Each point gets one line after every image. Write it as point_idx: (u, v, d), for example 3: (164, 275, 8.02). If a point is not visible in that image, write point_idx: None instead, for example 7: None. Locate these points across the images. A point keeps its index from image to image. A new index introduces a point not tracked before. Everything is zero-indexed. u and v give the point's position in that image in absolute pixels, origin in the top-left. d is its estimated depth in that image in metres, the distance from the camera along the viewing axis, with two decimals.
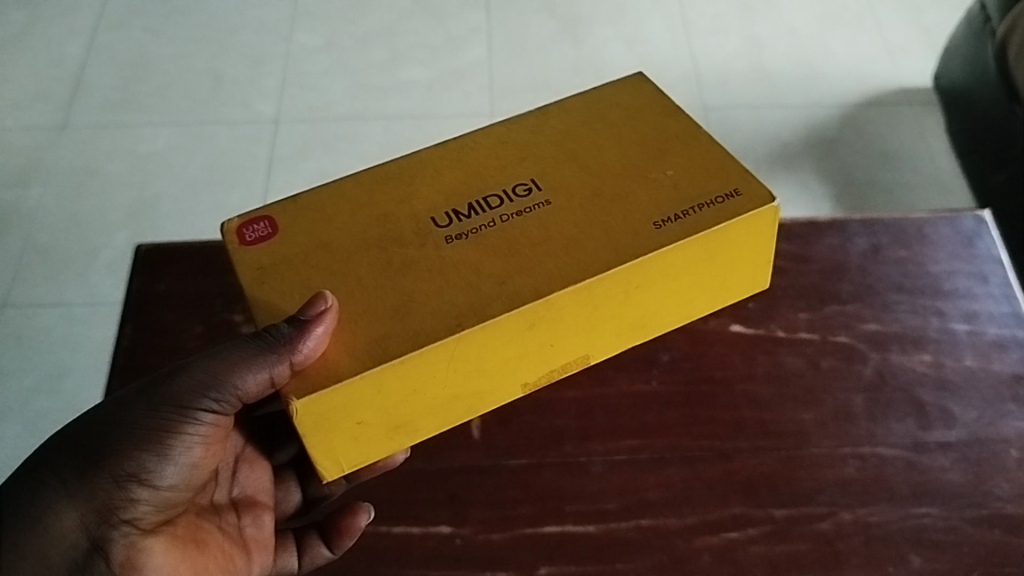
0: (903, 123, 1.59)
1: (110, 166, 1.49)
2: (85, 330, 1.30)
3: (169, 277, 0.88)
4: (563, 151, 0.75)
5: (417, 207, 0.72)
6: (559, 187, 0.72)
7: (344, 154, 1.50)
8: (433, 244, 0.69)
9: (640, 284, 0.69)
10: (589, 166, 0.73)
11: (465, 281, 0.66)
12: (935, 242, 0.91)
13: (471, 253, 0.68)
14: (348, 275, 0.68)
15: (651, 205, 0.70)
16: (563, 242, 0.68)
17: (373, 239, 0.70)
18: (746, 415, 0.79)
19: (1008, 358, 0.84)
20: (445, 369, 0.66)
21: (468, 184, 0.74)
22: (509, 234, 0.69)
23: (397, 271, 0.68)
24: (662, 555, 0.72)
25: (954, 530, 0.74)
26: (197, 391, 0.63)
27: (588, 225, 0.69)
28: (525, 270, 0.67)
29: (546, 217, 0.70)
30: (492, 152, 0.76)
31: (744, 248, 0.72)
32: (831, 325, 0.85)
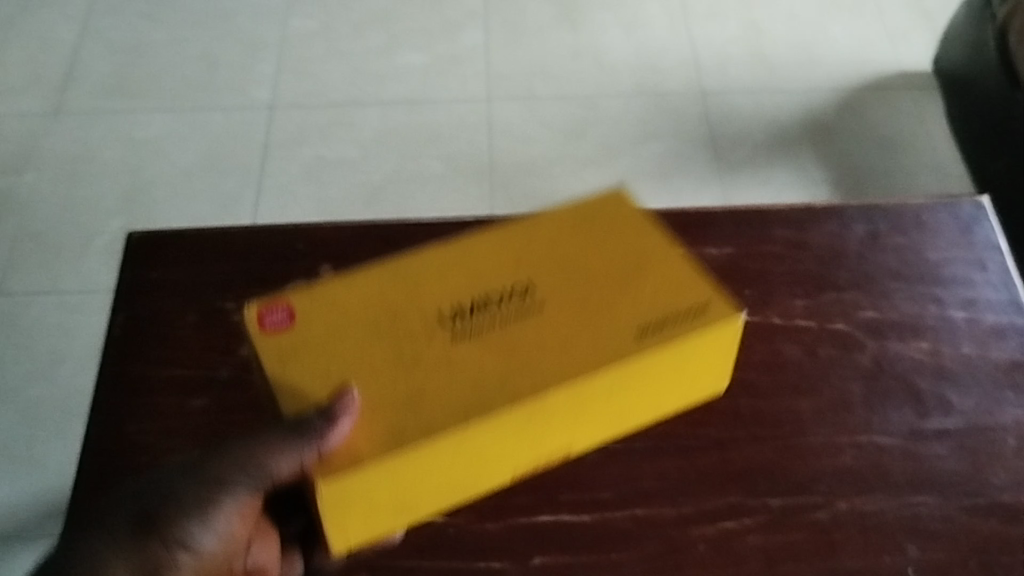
0: (902, 107, 1.58)
1: (105, 152, 1.48)
2: (80, 317, 1.30)
3: (161, 265, 0.87)
4: (557, 250, 0.73)
5: (415, 301, 0.70)
6: (551, 289, 0.70)
7: (340, 140, 1.50)
8: (441, 340, 0.67)
9: (624, 388, 0.68)
10: (585, 270, 0.72)
11: (465, 379, 0.65)
12: (933, 228, 0.91)
13: (477, 353, 0.66)
14: (364, 365, 0.65)
15: (637, 310, 0.69)
16: (560, 344, 0.67)
17: (384, 330, 0.68)
18: (742, 403, 0.78)
19: (1006, 346, 0.83)
20: (442, 463, 0.64)
21: (459, 279, 0.71)
22: (506, 334, 0.67)
23: (408, 366, 0.66)
24: (657, 544, 0.71)
25: (950, 519, 0.73)
26: (231, 470, 0.61)
27: (577, 329, 0.68)
28: (523, 369, 0.65)
29: (541, 322, 0.68)
30: (484, 246, 0.73)
31: (706, 358, 0.71)
32: (828, 313, 0.84)
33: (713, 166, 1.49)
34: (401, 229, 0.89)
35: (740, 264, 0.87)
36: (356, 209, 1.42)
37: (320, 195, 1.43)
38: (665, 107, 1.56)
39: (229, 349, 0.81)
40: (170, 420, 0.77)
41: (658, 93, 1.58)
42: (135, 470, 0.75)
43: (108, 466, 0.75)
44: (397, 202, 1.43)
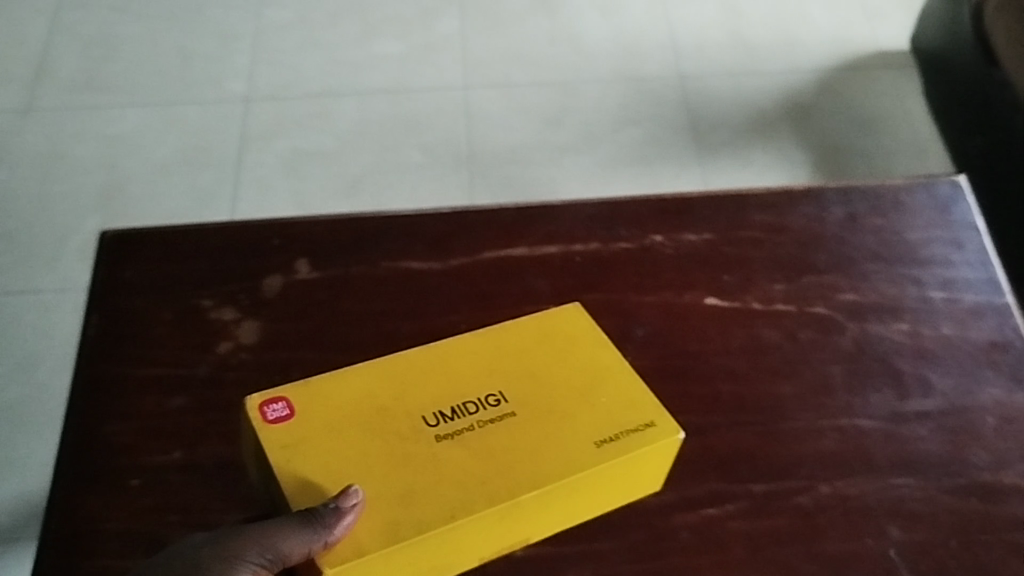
0: (881, 87, 1.57)
1: (79, 148, 1.46)
2: (57, 317, 1.29)
3: (134, 264, 0.86)
4: (526, 355, 0.74)
5: (396, 403, 0.70)
6: (522, 395, 0.71)
7: (317, 131, 1.48)
8: (424, 443, 0.67)
9: (590, 492, 0.69)
10: (554, 377, 0.72)
11: (447, 481, 0.66)
12: (911, 209, 0.91)
13: (458, 457, 0.67)
14: (357, 464, 0.66)
15: (603, 419, 0.70)
16: (533, 452, 0.68)
17: (368, 428, 0.68)
18: (723, 389, 0.78)
19: (985, 325, 0.83)
20: (424, 559, 0.65)
21: (437, 381, 0.72)
22: (482, 439, 0.68)
23: (393, 467, 0.66)
24: (639, 533, 0.71)
25: (931, 500, 0.74)
26: (245, 543, 0.59)
27: (547, 435, 0.69)
28: (500, 475, 0.66)
29: (514, 430, 0.69)
30: (454, 352, 0.74)
31: (643, 476, 0.71)
32: (807, 296, 0.84)
33: (692, 150, 1.49)
34: (377, 222, 0.89)
35: (719, 249, 0.87)
36: (335, 201, 1.41)
37: (298, 188, 1.42)
38: (643, 91, 1.56)
39: (206, 347, 0.80)
40: (148, 421, 0.76)
41: (636, 77, 1.57)
42: (113, 472, 0.74)
43: (86, 469, 0.74)
44: (376, 193, 1.42)
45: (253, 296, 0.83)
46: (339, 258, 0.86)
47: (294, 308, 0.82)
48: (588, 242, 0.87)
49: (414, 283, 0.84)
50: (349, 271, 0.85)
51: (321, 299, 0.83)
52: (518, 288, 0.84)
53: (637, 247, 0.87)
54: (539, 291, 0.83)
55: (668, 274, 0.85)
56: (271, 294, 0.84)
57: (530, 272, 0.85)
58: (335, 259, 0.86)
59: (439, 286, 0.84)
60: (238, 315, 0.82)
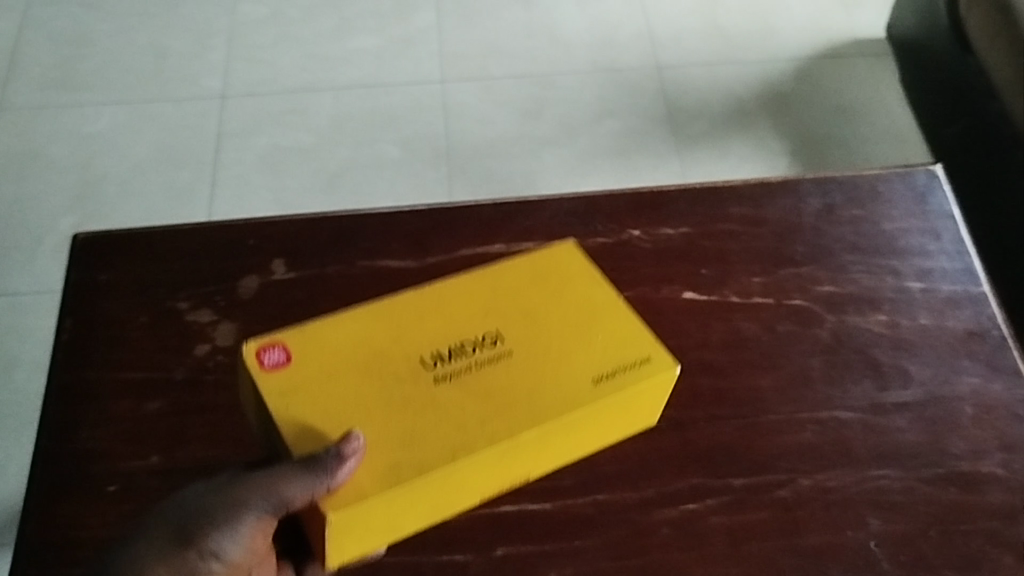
0: (858, 75, 1.58)
1: (52, 148, 1.45)
2: (33, 319, 1.28)
3: (108, 267, 0.85)
4: (522, 295, 0.73)
5: (391, 346, 0.69)
6: (519, 336, 0.71)
7: (294, 127, 1.48)
8: (424, 385, 0.67)
9: (584, 427, 0.70)
10: (551, 317, 0.72)
11: (447, 421, 0.65)
12: (888, 200, 0.91)
13: (459, 398, 0.66)
14: (357, 408, 0.65)
15: (598, 356, 0.70)
16: (531, 390, 0.67)
17: (366, 373, 0.67)
18: (702, 383, 0.78)
19: (962, 315, 0.84)
20: (424, 497, 0.65)
21: (431, 323, 0.71)
22: (479, 379, 0.68)
23: (393, 411, 0.65)
24: (620, 529, 0.71)
25: (910, 490, 0.74)
26: (245, 493, 0.58)
27: (544, 373, 0.69)
28: (498, 414, 0.66)
29: (513, 370, 0.68)
30: (449, 294, 0.73)
31: (639, 406, 0.72)
32: (785, 289, 0.84)
33: (671, 141, 1.49)
34: (353, 220, 0.88)
35: (696, 242, 0.87)
36: (313, 198, 1.40)
37: (275, 185, 1.41)
38: (621, 82, 1.55)
39: (182, 350, 0.80)
40: (125, 427, 0.76)
41: (613, 68, 1.57)
42: (91, 479, 0.73)
43: (63, 475, 0.74)
44: (354, 189, 1.41)
45: (229, 297, 0.83)
46: (315, 257, 0.85)
47: (271, 308, 0.82)
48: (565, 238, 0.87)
49: (392, 281, 0.84)
50: (326, 270, 0.85)
51: (298, 298, 0.82)
52: None
53: (615, 241, 0.86)
54: None
55: (646, 268, 0.85)
56: (247, 294, 0.83)
57: None
58: (312, 258, 0.85)
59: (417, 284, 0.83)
60: (215, 316, 0.82)
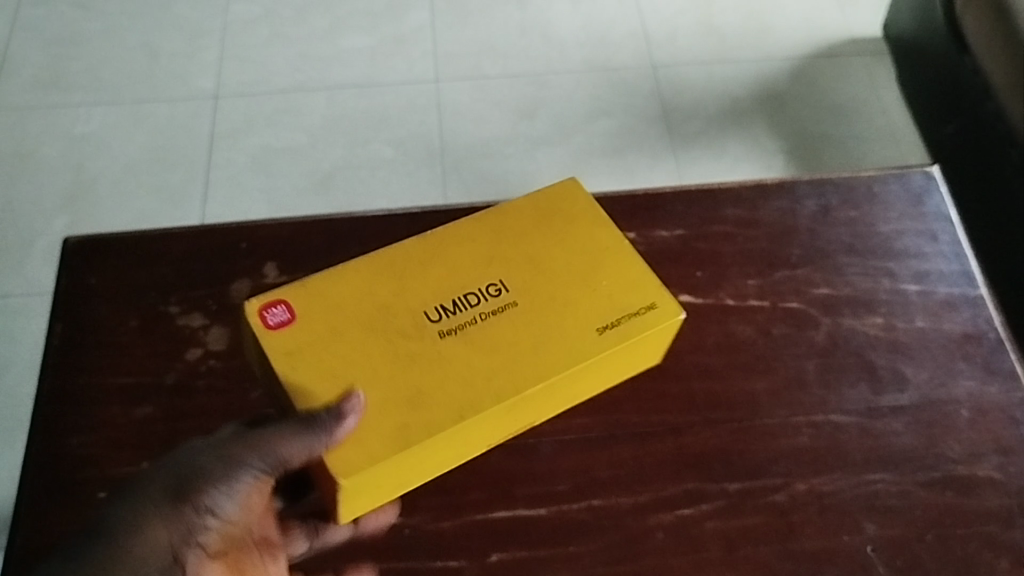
0: (853, 74, 1.57)
1: (44, 149, 1.44)
2: (25, 321, 1.27)
3: (99, 270, 0.85)
4: (525, 244, 0.73)
5: (395, 301, 0.68)
6: (523, 285, 0.70)
7: (287, 127, 1.47)
8: (428, 338, 0.67)
9: (591, 377, 0.69)
10: (555, 264, 0.71)
11: (453, 378, 0.65)
12: (884, 201, 0.90)
13: (464, 350, 0.66)
14: (362, 364, 0.65)
15: (603, 305, 0.69)
16: (537, 344, 0.67)
17: (370, 328, 0.67)
18: (697, 387, 0.78)
19: (958, 317, 0.83)
20: (435, 452, 0.65)
21: (435, 277, 0.70)
22: (484, 332, 0.67)
23: (398, 364, 0.65)
24: (615, 534, 0.71)
25: (906, 494, 0.73)
26: (245, 447, 0.59)
27: (548, 325, 0.68)
28: (503, 368, 0.65)
29: (517, 318, 0.68)
30: (450, 245, 0.72)
31: (643, 355, 0.72)
32: (781, 291, 0.84)
33: (666, 140, 1.48)
34: (346, 222, 0.87)
35: (691, 245, 0.86)
36: (308, 199, 1.39)
37: (269, 185, 1.40)
38: (616, 82, 1.55)
39: (174, 354, 0.79)
40: (116, 432, 0.75)
41: (608, 68, 1.56)
42: (82, 485, 0.73)
43: (53, 481, 0.73)
44: (349, 189, 1.40)
45: (221, 301, 0.82)
46: (308, 260, 0.85)
47: None
48: None
49: None
50: (319, 273, 0.84)
51: None
52: None
53: None
54: None
55: None
56: (239, 298, 0.82)
57: None
58: (305, 261, 0.85)
59: None
60: (207, 320, 0.81)
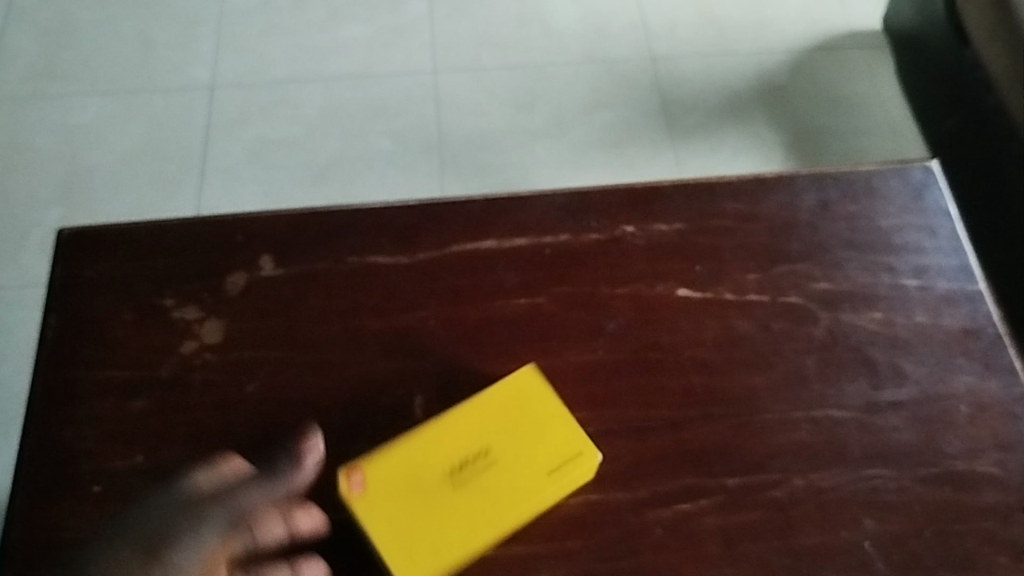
0: (853, 66, 1.57)
1: (39, 139, 1.43)
2: (21, 312, 1.27)
3: (94, 262, 0.84)
4: (512, 413, 0.74)
5: (398, 486, 0.70)
6: (512, 449, 0.72)
7: (284, 118, 1.46)
8: (445, 501, 0.70)
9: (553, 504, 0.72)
10: (525, 431, 0.73)
11: (476, 523, 0.69)
12: (884, 195, 0.90)
13: (471, 504, 0.70)
14: (403, 527, 0.68)
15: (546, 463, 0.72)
16: (518, 492, 0.71)
17: (388, 514, 0.69)
18: (695, 381, 0.77)
19: (958, 312, 0.83)
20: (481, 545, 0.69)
21: (416, 452, 0.71)
22: (479, 487, 0.71)
23: (423, 542, 0.68)
24: (613, 530, 0.70)
25: (905, 490, 0.73)
26: (214, 497, 0.67)
27: (521, 478, 0.71)
28: (508, 510, 0.70)
29: (495, 475, 0.71)
30: (438, 422, 0.72)
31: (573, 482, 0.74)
32: (780, 286, 0.83)
33: (665, 133, 1.48)
34: (342, 213, 0.86)
35: (690, 239, 0.85)
36: (304, 191, 1.39)
37: (266, 177, 1.40)
38: (614, 74, 1.54)
39: (169, 347, 0.79)
40: (111, 426, 0.75)
41: (607, 60, 1.56)
42: (75, 479, 0.72)
43: (46, 476, 0.73)
44: (345, 181, 1.40)
45: (216, 293, 0.82)
46: (303, 253, 0.84)
47: (259, 306, 0.81)
48: (558, 234, 0.85)
49: (382, 278, 0.83)
50: (315, 266, 0.83)
51: (288, 297, 0.81)
52: (486, 282, 0.82)
53: (608, 238, 0.85)
54: (508, 285, 0.82)
55: (639, 265, 0.84)
56: (235, 291, 0.82)
57: (500, 264, 0.83)
58: (301, 254, 0.84)
59: (407, 281, 0.82)
60: (202, 313, 0.80)
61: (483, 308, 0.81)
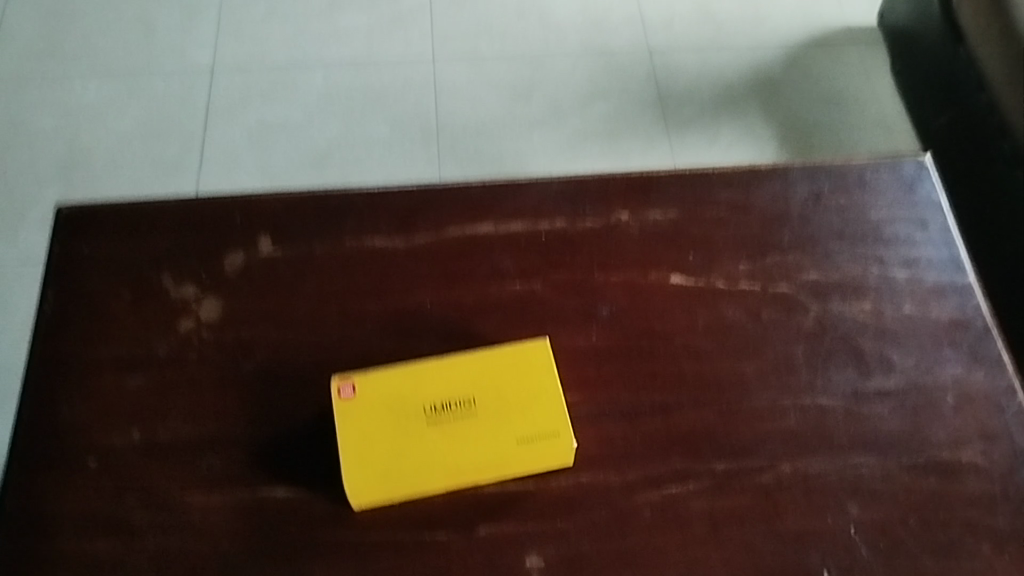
0: (849, 63, 1.58)
1: (38, 119, 1.43)
2: (18, 290, 1.27)
3: (92, 241, 0.85)
4: (511, 370, 0.74)
5: (383, 412, 0.72)
6: (498, 405, 0.73)
7: (283, 103, 1.47)
8: (415, 434, 0.71)
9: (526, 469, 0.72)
10: (519, 394, 0.73)
11: (436, 462, 0.71)
12: (875, 188, 0.91)
13: (441, 444, 0.71)
14: (370, 450, 0.71)
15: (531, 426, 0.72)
16: (491, 445, 0.71)
17: (359, 432, 0.71)
18: (686, 367, 0.79)
19: (946, 304, 0.84)
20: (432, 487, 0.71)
21: (411, 386, 0.73)
22: (453, 433, 0.72)
23: (378, 466, 0.70)
24: (602, 510, 0.71)
25: (891, 478, 0.74)
26: None
27: (499, 433, 0.72)
28: (470, 458, 0.71)
29: (475, 422, 0.72)
30: (439, 363, 0.74)
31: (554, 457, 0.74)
32: (771, 275, 0.84)
33: (661, 124, 1.49)
34: (341, 196, 0.87)
35: (684, 227, 0.87)
36: (301, 175, 1.39)
37: (263, 161, 1.40)
38: (612, 66, 1.55)
39: (166, 325, 0.79)
40: (107, 401, 0.76)
41: (604, 51, 1.56)
42: (71, 452, 0.73)
43: (43, 449, 0.73)
44: (342, 166, 1.40)
45: (214, 273, 0.82)
46: (301, 235, 0.85)
47: (257, 286, 0.82)
48: (554, 220, 0.86)
49: (379, 260, 0.83)
50: (313, 248, 0.84)
51: (285, 277, 0.82)
52: (482, 267, 0.83)
53: (603, 225, 0.86)
54: (503, 270, 0.83)
55: (633, 253, 0.85)
56: (233, 270, 0.83)
57: (496, 250, 0.84)
58: (299, 236, 0.85)
59: (404, 263, 0.83)
60: (199, 292, 0.81)
61: (478, 292, 0.82)
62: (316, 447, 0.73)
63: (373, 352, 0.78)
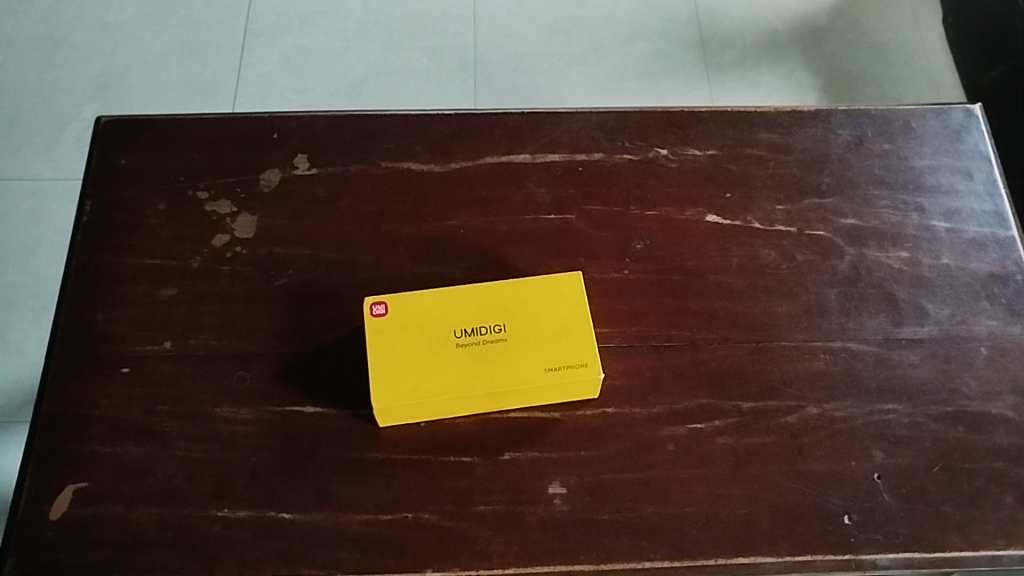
0: (899, 13, 1.54)
1: (76, 34, 1.43)
2: (52, 206, 1.28)
3: (131, 151, 0.85)
4: (544, 301, 0.73)
5: (415, 332, 0.71)
6: (527, 333, 0.71)
7: (320, 28, 1.45)
8: (445, 356, 0.70)
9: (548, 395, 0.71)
10: (549, 324, 0.72)
11: (463, 384, 0.70)
12: (920, 135, 0.89)
13: (469, 367, 0.70)
14: (399, 368, 0.70)
15: (558, 356, 0.71)
16: (517, 373, 0.70)
17: (390, 348, 0.70)
18: (717, 305, 0.78)
19: (986, 257, 0.83)
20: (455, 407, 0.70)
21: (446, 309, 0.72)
22: (483, 357, 0.70)
23: (406, 383, 0.69)
24: (627, 442, 0.72)
25: (917, 426, 0.74)
26: None
27: (526, 361, 0.70)
28: (495, 383, 0.70)
29: (504, 349, 0.71)
30: (476, 289, 0.73)
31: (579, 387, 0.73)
32: (808, 219, 0.83)
33: (701, 67, 1.46)
34: (378, 119, 0.87)
35: (723, 166, 0.86)
36: (336, 101, 1.39)
37: (299, 86, 1.40)
38: (655, 5, 1.52)
39: (201, 239, 0.80)
40: (142, 310, 0.76)
41: None
42: (104, 360, 0.74)
43: (77, 354, 0.74)
44: (378, 94, 1.40)
45: (250, 189, 0.83)
46: (338, 155, 0.85)
47: (292, 204, 0.82)
48: (592, 152, 0.86)
49: (414, 185, 0.83)
50: (348, 169, 0.84)
51: (320, 196, 0.82)
52: (518, 196, 0.83)
53: (641, 159, 0.86)
54: (538, 201, 0.83)
55: (669, 189, 0.84)
56: (269, 187, 0.83)
57: (532, 180, 0.84)
58: (335, 156, 0.85)
59: (439, 190, 0.83)
60: (235, 207, 0.82)
61: (512, 220, 0.82)
62: (347, 367, 0.74)
63: (404, 274, 0.78)
